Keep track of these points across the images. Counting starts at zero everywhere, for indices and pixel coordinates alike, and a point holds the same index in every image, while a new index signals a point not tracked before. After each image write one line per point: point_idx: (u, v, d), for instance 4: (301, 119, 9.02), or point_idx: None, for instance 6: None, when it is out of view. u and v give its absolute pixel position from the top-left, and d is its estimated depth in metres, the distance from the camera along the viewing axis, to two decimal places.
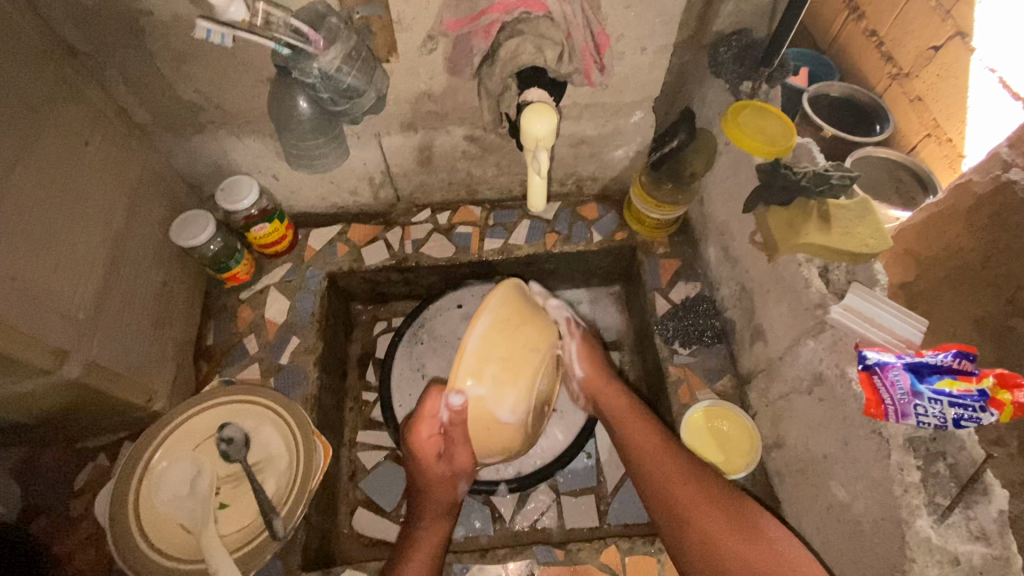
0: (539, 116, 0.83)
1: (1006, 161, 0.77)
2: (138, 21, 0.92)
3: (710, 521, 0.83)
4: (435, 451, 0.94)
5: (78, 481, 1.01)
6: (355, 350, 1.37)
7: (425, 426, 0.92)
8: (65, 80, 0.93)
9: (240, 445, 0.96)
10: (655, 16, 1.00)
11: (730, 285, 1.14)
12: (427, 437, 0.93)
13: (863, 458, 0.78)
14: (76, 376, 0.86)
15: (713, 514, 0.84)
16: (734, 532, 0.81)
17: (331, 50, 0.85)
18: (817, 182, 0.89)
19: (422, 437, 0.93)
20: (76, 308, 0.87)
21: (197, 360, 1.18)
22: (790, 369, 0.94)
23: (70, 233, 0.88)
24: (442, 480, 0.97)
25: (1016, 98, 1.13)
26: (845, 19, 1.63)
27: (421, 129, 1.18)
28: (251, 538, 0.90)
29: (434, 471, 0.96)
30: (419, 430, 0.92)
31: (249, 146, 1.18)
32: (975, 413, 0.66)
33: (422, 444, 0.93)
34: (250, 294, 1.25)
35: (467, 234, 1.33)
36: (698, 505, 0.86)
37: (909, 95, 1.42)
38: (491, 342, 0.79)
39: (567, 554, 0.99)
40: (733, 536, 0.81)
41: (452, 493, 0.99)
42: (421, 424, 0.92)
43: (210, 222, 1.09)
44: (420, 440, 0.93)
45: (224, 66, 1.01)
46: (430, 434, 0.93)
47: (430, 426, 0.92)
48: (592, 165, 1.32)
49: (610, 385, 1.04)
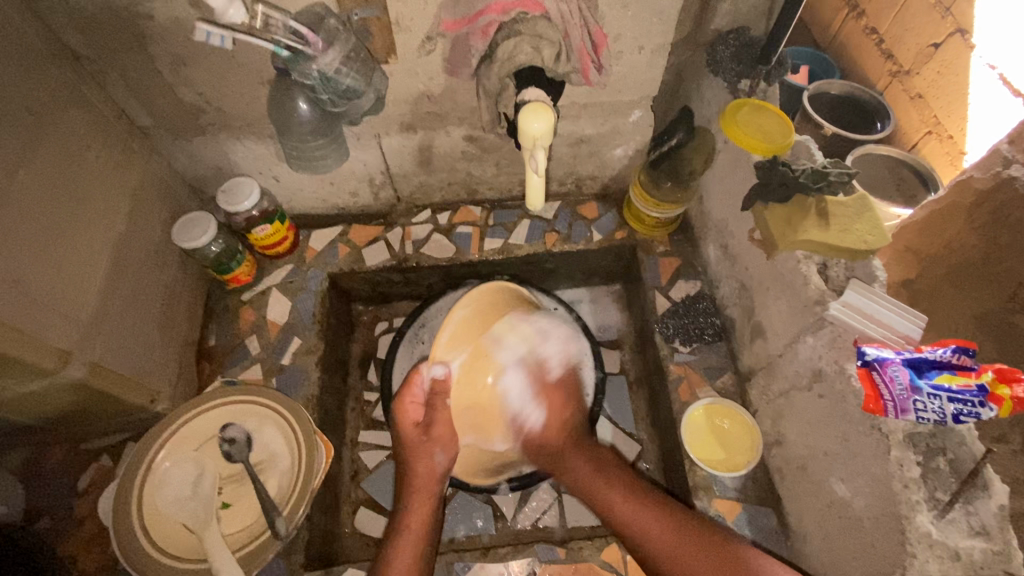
0: (536, 115, 0.84)
1: (1006, 157, 0.77)
2: (139, 25, 0.92)
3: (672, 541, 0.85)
4: (414, 420, 0.98)
5: (82, 481, 1.02)
6: (357, 350, 1.38)
7: (408, 394, 0.97)
8: (66, 82, 0.94)
9: (242, 445, 0.97)
10: (652, 15, 1.00)
11: (730, 282, 1.14)
12: (410, 403, 0.97)
13: (864, 454, 0.78)
14: (80, 378, 0.86)
15: (677, 533, 0.86)
16: (697, 544, 0.84)
17: (330, 52, 0.86)
18: (814, 178, 0.90)
19: (405, 406, 0.97)
20: (79, 311, 0.88)
21: (200, 361, 1.18)
22: (790, 366, 0.94)
23: (72, 234, 0.89)
24: (420, 446, 0.97)
25: (1016, 94, 1.13)
26: (845, 17, 1.63)
27: (421, 129, 1.18)
28: (254, 538, 0.90)
29: (414, 440, 0.97)
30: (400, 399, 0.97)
31: (250, 148, 1.19)
32: (974, 408, 0.65)
33: (403, 411, 0.97)
34: (252, 295, 1.25)
35: (467, 234, 1.33)
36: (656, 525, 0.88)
37: (910, 92, 1.42)
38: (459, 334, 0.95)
39: (568, 552, 0.99)
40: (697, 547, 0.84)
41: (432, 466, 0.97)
42: (404, 392, 0.97)
43: (211, 224, 1.10)
44: (402, 407, 0.97)
45: (224, 69, 1.01)
46: (411, 402, 0.97)
47: (414, 395, 0.97)
48: (591, 165, 1.32)
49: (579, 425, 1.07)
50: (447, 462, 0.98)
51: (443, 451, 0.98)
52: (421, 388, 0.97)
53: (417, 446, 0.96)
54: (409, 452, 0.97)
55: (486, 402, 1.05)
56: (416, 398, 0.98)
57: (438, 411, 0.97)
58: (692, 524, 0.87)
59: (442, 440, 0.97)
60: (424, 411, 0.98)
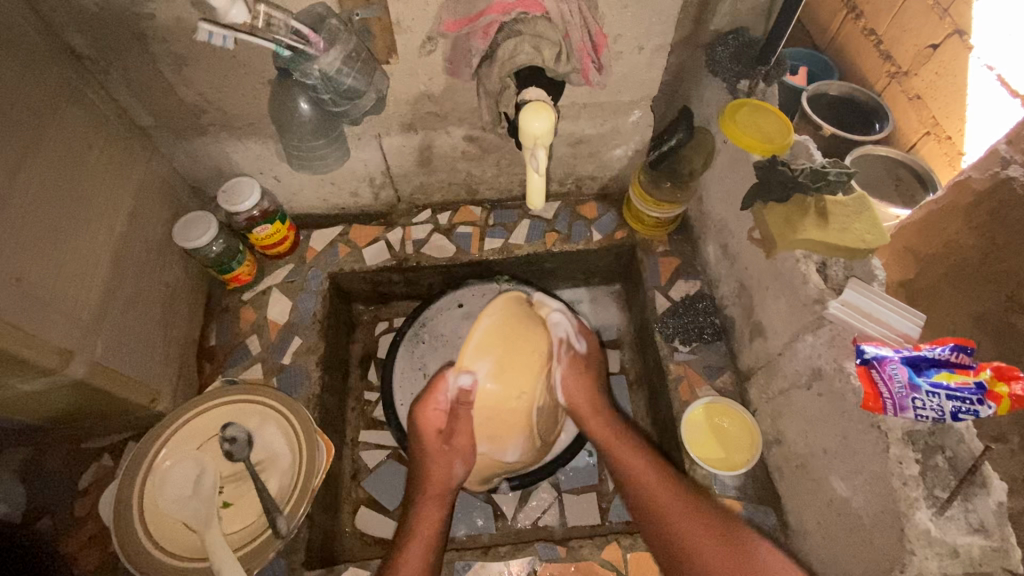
0: (537, 114, 0.85)
1: (1004, 158, 0.77)
2: (141, 25, 0.93)
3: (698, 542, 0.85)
4: (436, 427, 1.00)
5: (83, 481, 1.02)
6: (357, 350, 1.38)
7: (432, 400, 0.99)
8: (68, 81, 0.94)
9: (243, 444, 0.97)
10: (652, 16, 1.00)
11: (730, 282, 1.15)
12: (433, 410, 0.99)
13: (862, 452, 0.78)
14: (81, 376, 0.87)
15: (702, 530, 0.86)
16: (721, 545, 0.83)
17: (331, 52, 0.87)
18: (814, 177, 0.91)
19: (427, 410, 0.99)
20: (80, 309, 0.88)
21: (200, 361, 1.18)
22: (789, 365, 0.95)
23: (74, 234, 0.89)
24: (440, 455, 1.00)
25: (1014, 95, 1.14)
26: (843, 18, 1.64)
27: (421, 130, 1.19)
28: (254, 536, 0.91)
29: (436, 447, 1.00)
30: (425, 404, 0.99)
31: (251, 148, 1.19)
32: (972, 405, 0.65)
33: (426, 418, 0.99)
34: (253, 295, 1.25)
35: (467, 234, 1.34)
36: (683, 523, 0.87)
37: (908, 94, 1.42)
38: (489, 345, 0.92)
39: (568, 551, 0.99)
40: (721, 550, 0.83)
41: (448, 475, 0.99)
42: (428, 397, 0.99)
43: (212, 224, 1.10)
44: (425, 414, 0.99)
45: (226, 69, 1.02)
46: (434, 409, 0.99)
47: (437, 401, 0.99)
48: (591, 165, 1.32)
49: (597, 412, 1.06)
50: (464, 474, 1.01)
51: (461, 461, 1.00)
52: (444, 397, 0.98)
53: (438, 454, 0.99)
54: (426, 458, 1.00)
55: (506, 410, 0.97)
56: (438, 406, 0.99)
57: (460, 420, 0.98)
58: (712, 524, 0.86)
59: (460, 449, 1.00)
60: (446, 419, 1.00)
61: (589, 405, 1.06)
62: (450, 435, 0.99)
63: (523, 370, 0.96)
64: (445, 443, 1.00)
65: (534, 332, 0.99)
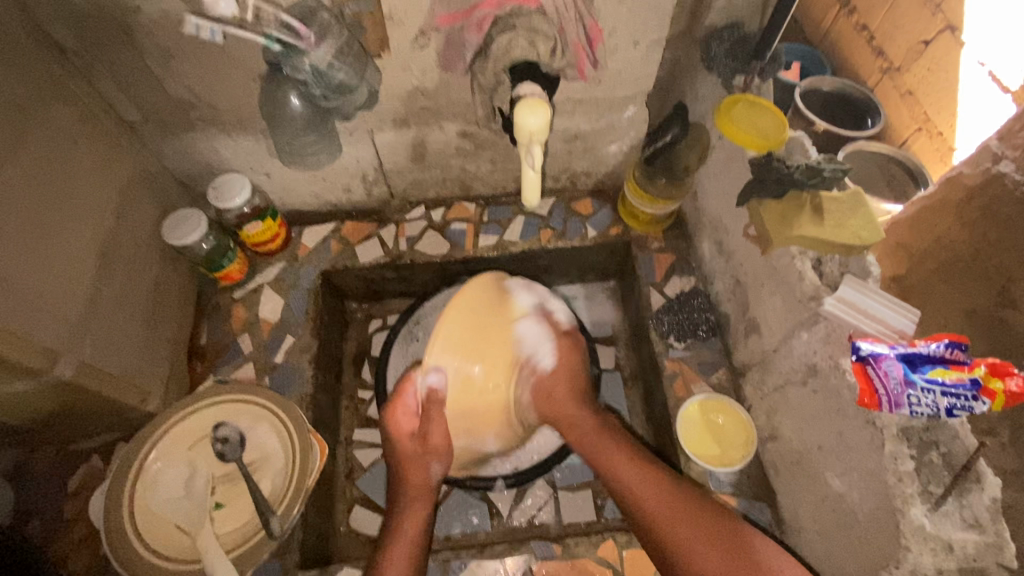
0: (533, 110, 0.84)
1: (996, 153, 0.77)
2: (128, 18, 0.91)
3: (686, 530, 0.84)
4: (410, 431, 0.98)
5: (72, 482, 1.00)
6: (350, 348, 1.37)
7: (400, 406, 0.99)
8: (53, 77, 0.92)
9: (235, 445, 0.96)
10: (647, 10, 1.00)
11: (725, 278, 1.15)
12: (404, 415, 0.98)
13: (857, 449, 0.78)
14: (69, 377, 0.85)
15: (692, 522, 0.84)
16: (713, 542, 0.81)
17: (323, 46, 0.85)
18: (809, 174, 0.90)
19: (398, 416, 0.98)
20: (67, 309, 0.87)
21: (191, 360, 1.17)
22: (784, 361, 0.95)
23: (61, 234, 0.87)
24: (415, 458, 0.97)
25: (1005, 90, 1.12)
26: (836, 14, 1.63)
27: (414, 125, 1.18)
28: (247, 537, 0.90)
29: (411, 449, 0.97)
30: (395, 406, 0.99)
31: (241, 144, 1.17)
32: (968, 401, 0.66)
33: (398, 424, 0.98)
34: (245, 293, 1.24)
35: (461, 231, 1.33)
36: (653, 493, 0.89)
37: (901, 89, 1.43)
38: (450, 338, 0.89)
39: (564, 548, 0.99)
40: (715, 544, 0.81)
41: (426, 475, 0.97)
42: (398, 402, 0.99)
43: (202, 221, 1.09)
44: (395, 419, 0.98)
45: (215, 63, 1.00)
46: (406, 414, 0.98)
47: (407, 405, 0.99)
48: (586, 161, 1.32)
49: (571, 404, 1.05)
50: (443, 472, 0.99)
51: (437, 461, 0.98)
52: (414, 399, 0.98)
53: (412, 456, 0.97)
54: (404, 461, 0.98)
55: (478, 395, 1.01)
56: (409, 410, 0.99)
57: (433, 421, 0.95)
58: (705, 512, 0.85)
59: (437, 449, 0.97)
60: (419, 421, 0.98)
61: (562, 403, 1.06)
62: (424, 438, 0.97)
63: (494, 342, 0.99)
64: (420, 445, 0.97)
65: (499, 322, 0.99)
